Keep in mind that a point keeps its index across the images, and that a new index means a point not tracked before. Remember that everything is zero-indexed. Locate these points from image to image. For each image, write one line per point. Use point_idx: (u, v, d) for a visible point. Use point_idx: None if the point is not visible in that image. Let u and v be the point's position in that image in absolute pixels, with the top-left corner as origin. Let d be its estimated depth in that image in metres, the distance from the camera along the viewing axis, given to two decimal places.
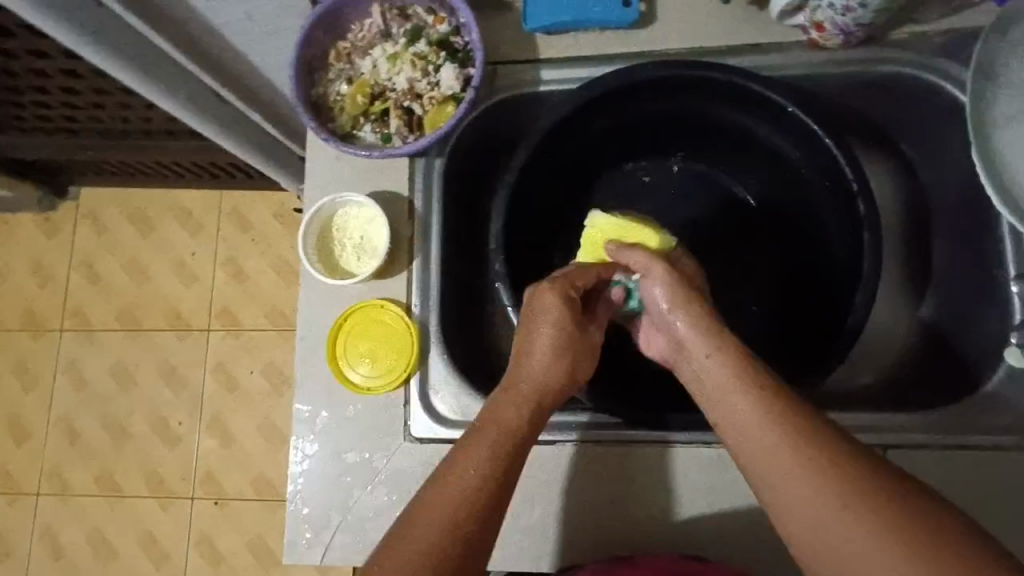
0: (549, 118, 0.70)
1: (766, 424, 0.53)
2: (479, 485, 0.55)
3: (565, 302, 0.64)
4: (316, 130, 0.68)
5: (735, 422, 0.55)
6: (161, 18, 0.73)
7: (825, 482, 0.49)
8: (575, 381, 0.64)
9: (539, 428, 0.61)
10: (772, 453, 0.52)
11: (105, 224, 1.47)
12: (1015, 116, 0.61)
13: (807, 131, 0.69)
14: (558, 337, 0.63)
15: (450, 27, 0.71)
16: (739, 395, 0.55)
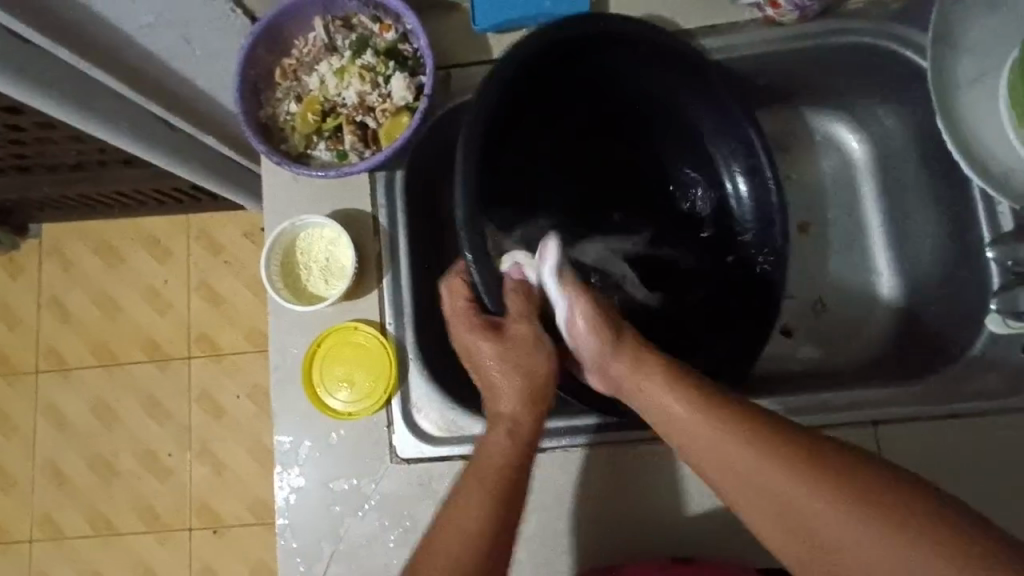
0: (490, 84, 0.64)
1: (744, 449, 0.53)
2: (478, 518, 0.57)
3: (476, 328, 0.67)
4: (268, 154, 0.66)
5: (724, 464, 0.54)
6: (98, 50, 0.69)
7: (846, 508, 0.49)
8: (527, 384, 0.64)
9: (525, 443, 0.62)
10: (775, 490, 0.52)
11: (71, 260, 1.43)
12: (973, 81, 0.62)
13: (727, 110, 0.73)
14: (492, 357, 0.65)
15: (397, 34, 0.69)
16: (709, 432, 0.56)
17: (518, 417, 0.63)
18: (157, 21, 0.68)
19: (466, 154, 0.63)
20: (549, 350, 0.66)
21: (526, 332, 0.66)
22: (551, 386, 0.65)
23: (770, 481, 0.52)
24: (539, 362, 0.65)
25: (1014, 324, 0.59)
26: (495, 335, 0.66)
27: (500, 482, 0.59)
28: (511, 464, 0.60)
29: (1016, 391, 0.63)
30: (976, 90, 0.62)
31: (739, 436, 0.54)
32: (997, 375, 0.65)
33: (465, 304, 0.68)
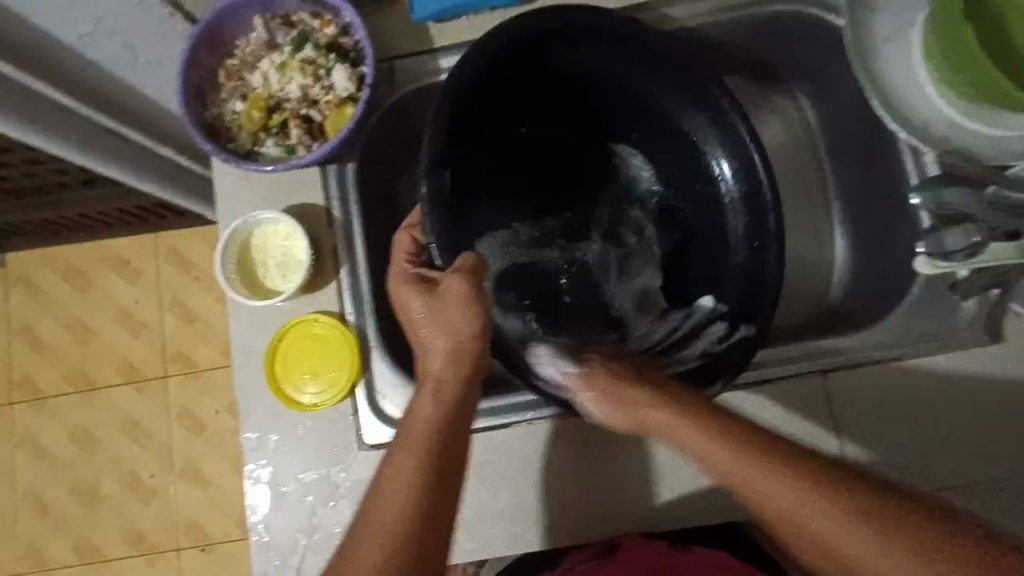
0: (459, 81, 0.64)
1: (787, 495, 0.55)
2: (402, 500, 0.56)
3: (411, 282, 0.66)
4: (216, 152, 0.67)
5: (788, 517, 0.55)
6: (40, 63, 0.70)
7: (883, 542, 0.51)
8: (457, 347, 0.63)
9: (457, 411, 0.61)
10: (840, 535, 0.53)
11: (37, 288, 1.41)
12: (888, 37, 0.65)
13: (704, 94, 0.71)
14: (424, 312, 0.64)
15: (337, 28, 0.70)
16: (761, 483, 0.56)
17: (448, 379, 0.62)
18: (96, 29, 0.69)
19: (433, 130, 0.63)
20: (480, 308, 0.63)
21: (457, 286, 0.63)
22: (480, 341, 0.64)
23: (804, 516, 0.54)
24: (469, 319, 0.63)
25: (941, 264, 0.62)
26: (429, 293, 0.65)
27: (424, 446, 0.58)
28: (433, 423, 0.60)
29: (951, 329, 0.67)
30: (892, 45, 0.65)
31: (781, 485, 0.55)
32: (934, 316, 0.68)
33: (404, 260, 0.68)
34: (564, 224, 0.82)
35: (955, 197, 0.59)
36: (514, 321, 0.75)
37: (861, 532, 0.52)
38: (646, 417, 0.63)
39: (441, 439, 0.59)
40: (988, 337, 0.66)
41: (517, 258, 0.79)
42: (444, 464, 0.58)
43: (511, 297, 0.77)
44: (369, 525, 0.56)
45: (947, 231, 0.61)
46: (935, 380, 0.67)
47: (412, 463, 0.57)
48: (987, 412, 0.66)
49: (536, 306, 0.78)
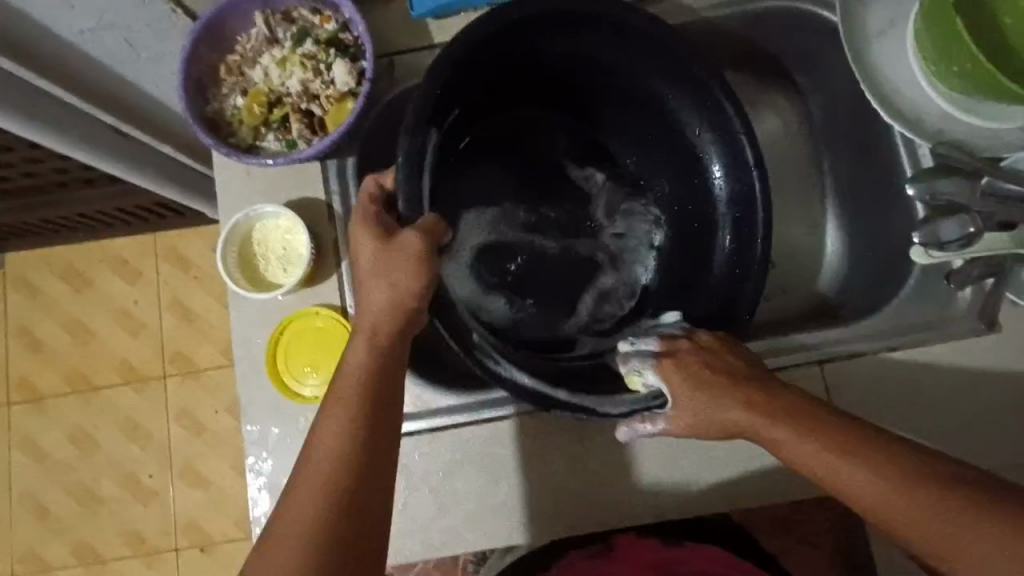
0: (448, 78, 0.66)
1: (870, 475, 0.54)
2: (337, 451, 0.56)
3: (365, 226, 0.62)
4: (217, 146, 0.67)
5: (869, 496, 0.54)
6: (41, 58, 0.70)
7: (962, 519, 0.51)
8: (403, 301, 0.61)
9: (395, 365, 0.60)
10: (921, 514, 0.52)
11: (37, 289, 1.41)
12: (882, 31, 0.66)
13: (709, 96, 0.70)
14: (373, 260, 0.61)
15: (337, 24, 0.71)
16: (841, 463, 0.55)
17: (390, 334, 0.60)
18: (97, 25, 0.70)
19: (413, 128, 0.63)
20: (430, 269, 0.61)
21: (410, 242, 0.61)
22: (423, 298, 0.61)
23: (852, 479, 0.54)
24: (416, 275, 0.61)
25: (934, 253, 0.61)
26: (384, 238, 0.62)
27: (359, 396, 0.57)
28: (367, 382, 0.58)
29: (946, 319, 0.68)
30: (887, 39, 0.65)
31: (863, 465, 0.54)
32: (928, 306, 0.69)
33: (366, 202, 0.64)
34: (552, 219, 0.81)
35: (950, 186, 0.59)
36: (479, 297, 0.78)
37: (940, 512, 0.52)
38: (699, 404, 0.61)
39: (374, 399, 0.58)
40: (984, 326, 0.67)
41: (499, 235, 0.80)
42: (373, 429, 0.57)
43: (484, 273, 0.79)
44: (306, 476, 0.55)
45: (943, 222, 0.60)
46: (931, 370, 0.67)
47: (344, 421, 0.57)
48: (982, 401, 0.66)
49: (506, 285, 0.79)
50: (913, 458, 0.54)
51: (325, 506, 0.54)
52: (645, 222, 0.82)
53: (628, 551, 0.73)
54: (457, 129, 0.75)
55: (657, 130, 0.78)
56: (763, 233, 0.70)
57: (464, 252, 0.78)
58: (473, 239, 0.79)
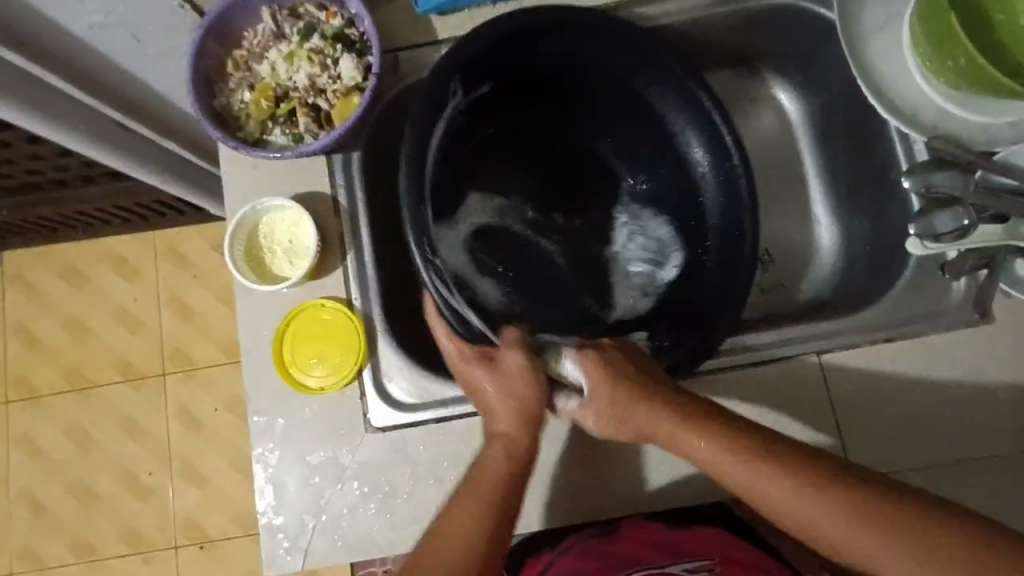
0: (450, 91, 0.69)
1: (783, 484, 0.58)
2: (471, 569, 0.58)
3: (471, 360, 0.67)
4: (225, 140, 0.68)
5: (770, 496, 0.58)
6: (49, 52, 0.71)
7: (870, 525, 0.55)
8: (526, 409, 0.65)
9: (523, 468, 0.64)
10: (833, 520, 0.56)
11: (35, 287, 1.41)
12: (878, 28, 0.67)
13: (700, 108, 0.74)
14: (496, 399, 0.65)
15: (343, 20, 0.72)
16: (750, 471, 0.59)
17: (516, 443, 0.64)
18: (107, 20, 0.71)
19: (413, 133, 0.66)
20: (542, 376, 0.66)
21: (517, 355, 0.66)
22: (541, 408, 0.66)
23: (770, 489, 0.58)
24: (532, 386, 0.66)
25: (931, 246, 0.63)
26: (493, 369, 0.66)
27: (484, 503, 0.61)
28: (499, 483, 0.62)
29: (942, 310, 0.69)
30: (882, 36, 0.67)
31: (771, 473, 0.58)
32: (923, 298, 0.71)
33: (456, 345, 0.69)
34: (557, 220, 0.84)
35: (945, 180, 0.61)
36: (473, 275, 0.79)
37: (852, 519, 0.55)
38: (614, 396, 0.65)
39: (501, 501, 0.62)
40: (978, 315, 0.68)
41: (505, 222, 0.82)
42: (503, 530, 0.61)
43: (485, 258, 0.80)
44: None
45: (937, 214, 0.62)
46: (925, 360, 0.69)
47: (477, 530, 0.60)
48: (974, 391, 0.68)
49: (500, 270, 0.81)
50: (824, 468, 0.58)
51: None
52: (639, 227, 0.84)
53: (632, 532, 0.75)
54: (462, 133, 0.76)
55: (654, 137, 0.80)
56: (751, 233, 0.72)
57: (465, 226, 0.80)
58: (478, 219, 0.81)
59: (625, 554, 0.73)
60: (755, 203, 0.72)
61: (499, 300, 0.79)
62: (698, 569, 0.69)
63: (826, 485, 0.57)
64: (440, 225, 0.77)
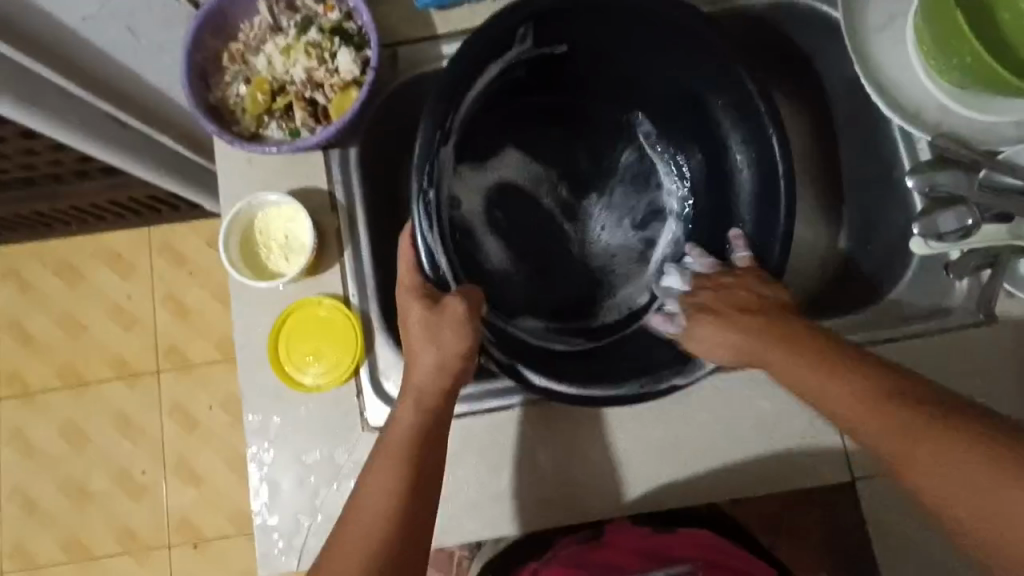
0: (473, 75, 0.68)
1: (847, 390, 0.56)
2: (381, 505, 0.60)
3: (414, 296, 0.67)
4: (220, 134, 0.67)
5: (830, 402, 0.56)
6: (40, 43, 0.70)
7: (936, 432, 0.50)
8: (451, 359, 0.65)
9: (438, 421, 0.64)
10: (886, 427, 0.53)
11: (29, 283, 1.40)
12: (882, 26, 0.66)
13: (749, 106, 0.69)
14: (420, 340, 0.65)
15: (341, 13, 0.71)
16: (823, 377, 0.57)
17: (438, 392, 0.65)
18: (100, 12, 0.69)
19: (427, 121, 0.65)
20: (475, 333, 0.65)
21: (455, 308, 0.65)
22: (468, 360, 0.66)
23: (835, 393, 0.56)
24: (461, 340, 0.65)
25: (933, 244, 0.62)
26: (430, 311, 0.66)
27: (403, 446, 0.62)
28: (414, 434, 0.63)
29: (945, 312, 0.69)
30: (886, 34, 0.66)
31: (838, 379, 0.57)
32: (925, 299, 0.70)
33: (408, 273, 0.67)
34: (588, 191, 0.85)
35: (950, 179, 0.60)
36: (483, 228, 0.81)
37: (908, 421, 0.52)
38: (708, 319, 0.65)
39: (420, 454, 0.62)
40: (982, 316, 0.68)
41: (534, 185, 0.84)
42: (424, 481, 0.62)
43: (500, 221, 0.83)
44: (358, 510, 0.60)
45: (940, 214, 0.61)
46: (927, 361, 0.68)
47: (390, 475, 0.61)
48: (977, 392, 0.68)
49: (511, 231, 0.83)
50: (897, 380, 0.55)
51: (380, 533, 0.59)
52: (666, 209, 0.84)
53: (615, 539, 0.74)
54: (491, 102, 0.77)
55: (696, 127, 0.77)
56: (781, 243, 0.68)
57: (492, 176, 0.82)
58: (508, 173, 0.83)
59: (608, 561, 0.72)
60: (791, 216, 0.68)
61: (500, 260, 0.81)
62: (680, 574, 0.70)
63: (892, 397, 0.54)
64: (461, 184, 0.79)
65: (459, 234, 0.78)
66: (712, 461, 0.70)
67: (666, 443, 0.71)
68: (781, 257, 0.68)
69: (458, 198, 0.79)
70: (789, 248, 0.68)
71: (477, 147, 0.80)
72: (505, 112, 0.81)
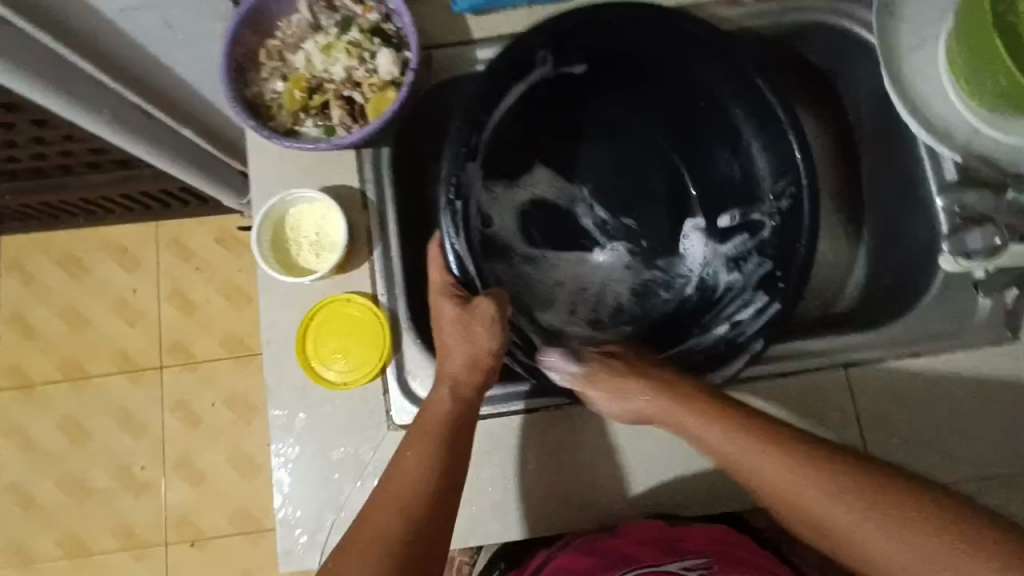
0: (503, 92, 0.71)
1: (788, 477, 0.59)
2: (418, 491, 0.60)
3: (446, 297, 0.68)
4: (258, 128, 0.67)
5: (787, 490, 0.59)
6: (72, 31, 0.70)
7: (900, 528, 0.55)
8: (483, 355, 0.67)
9: (471, 409, 0.65)
10: (852, 520, 0.57)
11: (33, 274, 1.39)
12: (914, 48, 0.68)
13: (767, 109, 0.72)
14: (454, 337, 0.66)
15: (380, 14, 0.71)
16: (774, 470, 0.60)
17: (469, 383, 0.66)
18: (137, 4, 0.70)
19: (461, 120, 0.68)
20: (503, 330, 0.67)
21: (487, 307, 0.66)
22: (497, 356, 0.68)
23: (764, 476, 0.60)
24: (491, 336, 0.67)
25: (962, 263, 0.64)
26: (463, 307, 0.67)
27: (440, 432, 0.63)
28: (450, 421, 0.64)
29: (969, 329, 0.70)
30: (918, 54, 0.68)
31: (794, 470, 0.59)
32: (949, 315, 0.71)
33: (440, 274, 0.69)
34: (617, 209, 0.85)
35: (978, 199, 0.65)
36: (517, 243, 0.81)
37: (857, 517, 0.56)
38: (630, 403, 0.67)
39: (452, 439, 0.63)
40: (1008, 333, 0.69)
41: (568, 202, 0.84)
42: (453, 462, 0.62)
43: (536, 235, 0.83)
44: (386, 499, 0.60)
45: (967, 232, 0.64)
46: (945, 377, 0.70)
47: (424, 461, 0.62)
48: (992, 408, 0.69)
49: (548, 246, 0.83)
50: (843, 468, 0.58)
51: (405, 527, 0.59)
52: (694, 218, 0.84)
53: (630, 529, 0.69)
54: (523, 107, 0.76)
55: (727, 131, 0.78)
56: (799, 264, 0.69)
57: (525, 192, 0.82)
58: (540, 190, 0.83)
59: (629, 553, 0.69)
60: (813, 224, 0.69)
61: (534, 272, 0.82)
62: (696, 569, 0.68)
63: (848, 490, 0.57)
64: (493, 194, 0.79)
65: (493, 251, 0.79)
66: None
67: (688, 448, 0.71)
68: (803, 260, 0.69)
69: (491, 215, 0.78)
70: (815, 242, 0.69)
71: (509, 166, 0.80)
72: (532, 134, 0.82)
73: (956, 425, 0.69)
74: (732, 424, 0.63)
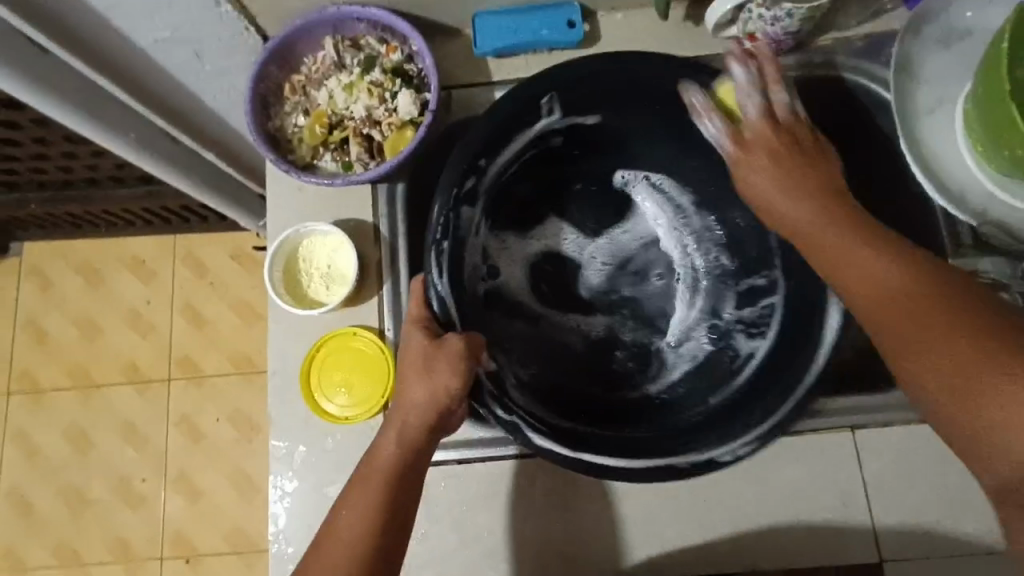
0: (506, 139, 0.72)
1: (861, 255, 0.58)
2: (354, 535, 0.60)
3: (418, 329, 0.67)
4: (277, 162, 0.69)
5: (848, 267, 0.59)
6: (105, 58, 0.73)
7: (931, 307, 0.54)
8: (443, 396, 0.65)
9: (423, 453, 0.64)
10: (894, 300, 0.55)
11: (51, 282, 1.41)
12: (931, 109, 0.68)
13: None
14: (415, 370, 0.65)
15: (403, 55, 0.73)
16: (863, 255, 0.58)
17: (426, 424, 0.64)
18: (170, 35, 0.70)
19: (456, 159, 0.69)
20: (467, 374, 0.65)
21: (453, 344, 0.65)
22: (457, 398, 0.65)
23: (850, 258, 0.59)
24: (451, 377, 0.64)
25: None
26: (429, 341, 0.66)
27: (386, 474, 0.62)
28: (397, 464, 0.63)
29: None
30: (935, 116, 0.68)
31: (867, 249, 0.58)
32: None
33: (416, 308, 0.68)
34: (623, 260, 0.82)
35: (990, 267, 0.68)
36: (527, 298, 0.81)
37: (913, 299, 0.54)
38: (761, 167, 0.67)
39: (401, 474, 0.63)
40: None
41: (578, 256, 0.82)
42: (395, 510, 0.61)
43: (544, 287, 0.82)
44: (327, 539, 0.60)
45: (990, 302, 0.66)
46: None
47: (366, 503, 0.61)
48: None
49: (556, 300, 0.82)
50: (913, 262, 0.56)
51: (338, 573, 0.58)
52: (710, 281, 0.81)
53: None
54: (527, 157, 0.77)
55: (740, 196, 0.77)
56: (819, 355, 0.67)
57: (536, 245, 0.82)
58: (553, 242, 0.82)
59: None
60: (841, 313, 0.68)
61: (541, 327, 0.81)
62: None
63: (924, 286, 0.55)
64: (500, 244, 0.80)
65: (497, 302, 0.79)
66: (733, 518, 0.69)
67: (694, 502, 0.70)
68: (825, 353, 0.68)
69: (497, 267, 0.79)
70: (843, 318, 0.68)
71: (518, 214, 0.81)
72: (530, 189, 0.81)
73: (968, 492, 0.68)
74: (844, 214, 0.62)
